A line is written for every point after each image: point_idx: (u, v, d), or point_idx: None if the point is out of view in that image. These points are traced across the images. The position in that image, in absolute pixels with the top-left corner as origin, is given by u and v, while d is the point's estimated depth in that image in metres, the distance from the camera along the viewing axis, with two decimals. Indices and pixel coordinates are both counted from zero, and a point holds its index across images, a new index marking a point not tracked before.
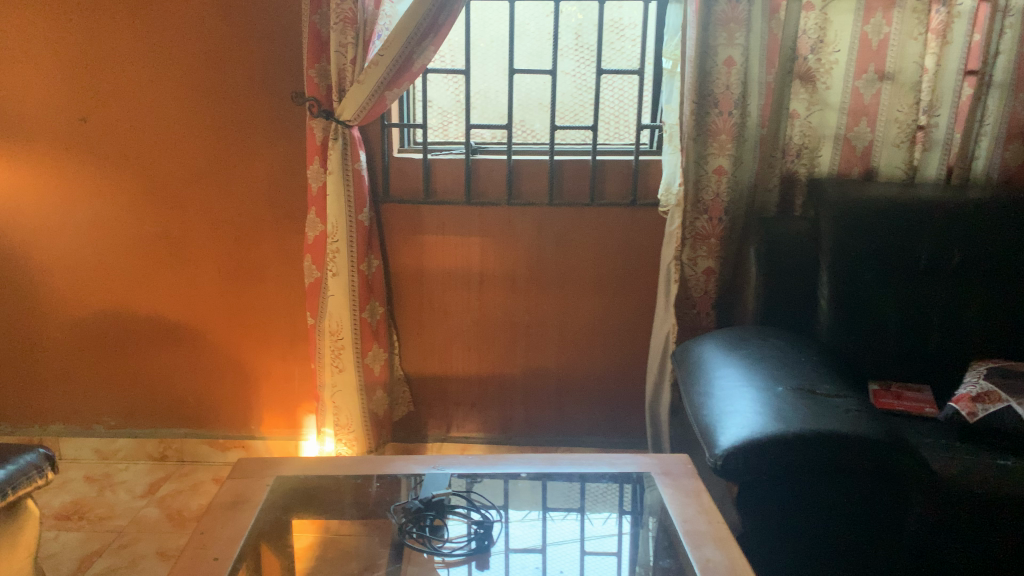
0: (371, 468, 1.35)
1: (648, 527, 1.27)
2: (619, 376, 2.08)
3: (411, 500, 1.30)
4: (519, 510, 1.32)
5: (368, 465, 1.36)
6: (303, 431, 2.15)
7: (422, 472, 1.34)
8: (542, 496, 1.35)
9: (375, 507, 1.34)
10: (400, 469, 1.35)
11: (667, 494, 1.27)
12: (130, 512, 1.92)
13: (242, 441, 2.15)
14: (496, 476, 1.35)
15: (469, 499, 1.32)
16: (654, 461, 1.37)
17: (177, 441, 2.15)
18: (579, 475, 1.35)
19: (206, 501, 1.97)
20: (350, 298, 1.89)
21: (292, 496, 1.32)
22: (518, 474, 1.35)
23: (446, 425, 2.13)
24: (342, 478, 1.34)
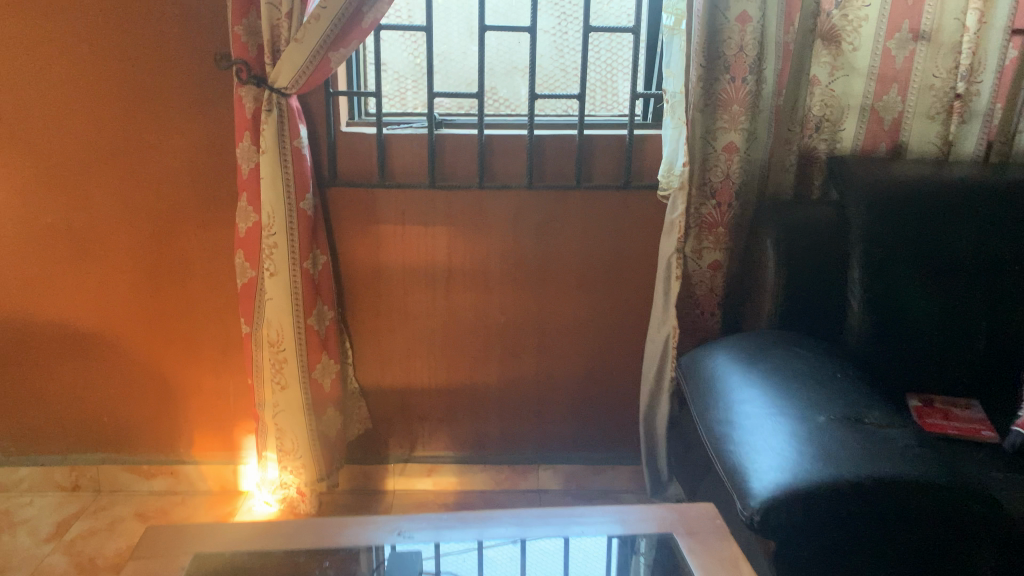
0: (320, 538, 1.05)
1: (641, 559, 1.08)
2: (609, 384, 1.81)
3: None
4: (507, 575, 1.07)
5: (317, 533, 1.07)
6: (241, 454, 1.84)
7: (383, 545, 1.06)
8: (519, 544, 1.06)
9: None
10: (357, 541, 1.05)
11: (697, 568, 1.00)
12: (31, 563, 1.59)
13: (170, 467, 1.83)
14: (469, 539, 1.06)
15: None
16: (675, 517, 1.10)
17: (93, 468, 1.82)
18: (578, 536, 1.07)
19: (126, 544, 1.65)
20: (292, 303, 1.59)
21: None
22: (495, 537, 1.06)
23: (410, 444, 1.84)
24: (279, 555, 1.04)
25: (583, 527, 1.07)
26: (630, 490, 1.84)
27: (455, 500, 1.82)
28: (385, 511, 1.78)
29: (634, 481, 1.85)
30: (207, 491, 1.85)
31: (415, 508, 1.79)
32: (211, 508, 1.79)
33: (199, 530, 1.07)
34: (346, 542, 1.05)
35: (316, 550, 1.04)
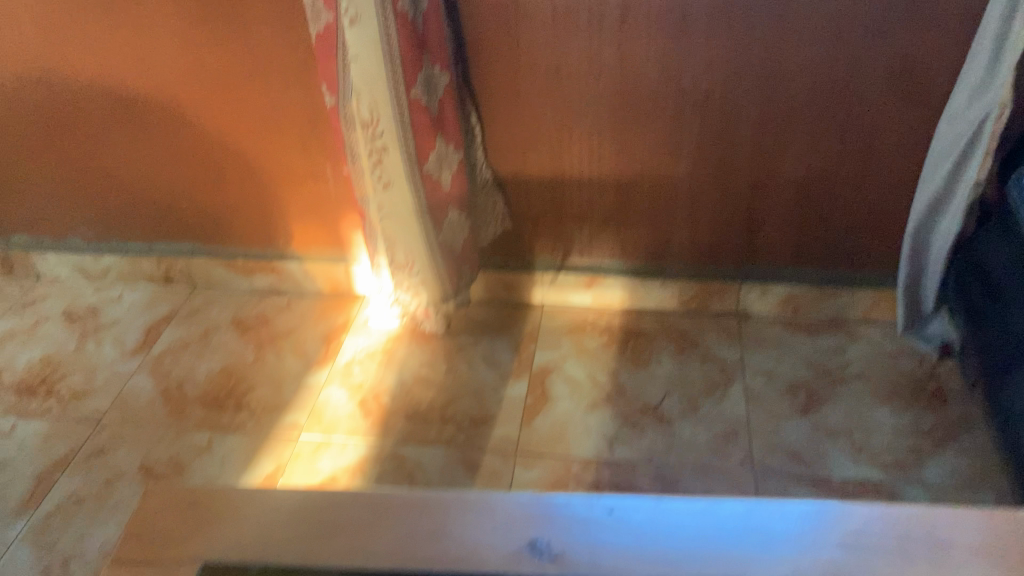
0: (422, 548, 0.64)
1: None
2: (862, 180, 1.21)
3: (442, 555, 0.64)
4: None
5: (422, 538, 0.65)
6: (351, 250, 1.44)
7: (456, 510, 0.67)
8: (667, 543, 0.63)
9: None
10: (433, 532, 0.65)
11: None
12: (113, 384, 1.33)
13: (269, 264, 1.48)
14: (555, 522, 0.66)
15: None
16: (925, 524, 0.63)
17: (182, 261, 1.51)
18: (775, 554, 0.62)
19: (219, 367, 1.36)
20: (387, 68, 1.05)
21: None
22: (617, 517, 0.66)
23: (563, 248, 1.38)
24: (323, 549, 0.65)
25: (779, 527, 0.63)
26: (871, 320, 1.35)
27: (623, 322, 1.39)
28: (530, 334, 1.39)
29: (877, 309, 1.33)
30: (316, 293, 1.49)
31: (572, 331, 1.38)
32: (318, 315, 1.45)
33: (222, 522, 0.67)
34: (461, 543, 0.64)
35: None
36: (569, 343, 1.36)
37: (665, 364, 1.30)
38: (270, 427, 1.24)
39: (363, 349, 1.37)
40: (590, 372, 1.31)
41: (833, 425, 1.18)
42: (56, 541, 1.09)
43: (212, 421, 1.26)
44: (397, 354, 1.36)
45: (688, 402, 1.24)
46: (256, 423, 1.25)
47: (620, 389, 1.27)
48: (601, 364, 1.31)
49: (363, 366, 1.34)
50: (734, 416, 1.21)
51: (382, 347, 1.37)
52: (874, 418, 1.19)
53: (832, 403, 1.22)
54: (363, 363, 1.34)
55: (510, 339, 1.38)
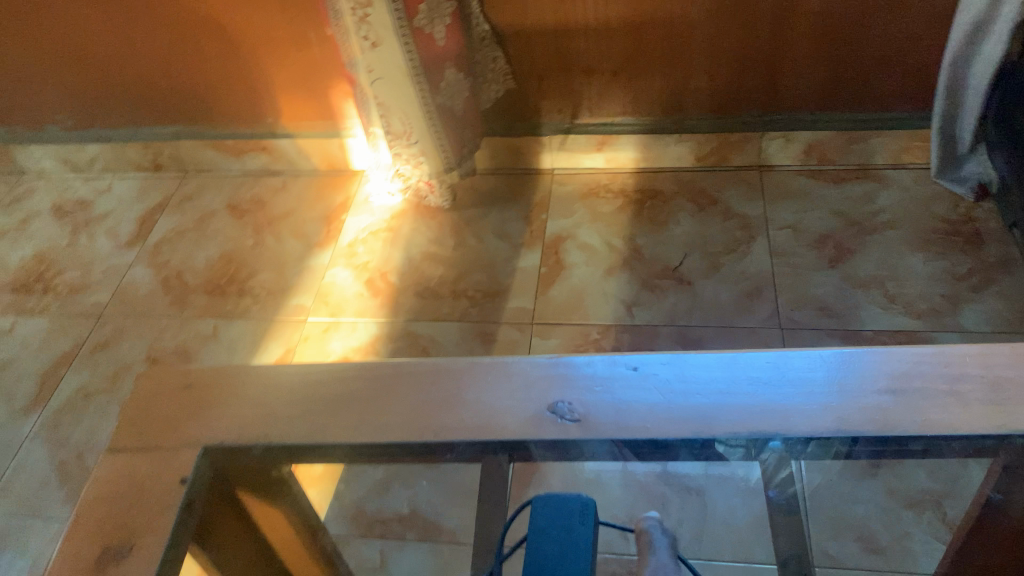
0: (434, 416, 0.60)
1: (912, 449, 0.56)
2: (902, 9, 1.08)
3: (456, 423, 0.59)
4: (731, 462, 0.60)
5: (434, 406, 0.60)
6: (345, 124, 1.35)
7: (470, 377, 0.62)
8: (698, 395, 0.58)
9: (408, 452, 0.60)
10: (447, 401, 0.61)
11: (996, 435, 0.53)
12: (111, 277, 1.29)
13: (260, 143, 1.40)
14: (577, 382, 0.61)
15: (563, 451, 0.59)
16: (977, 359, 0.57)
17: (169, 145, 1.43)
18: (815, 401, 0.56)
19: (218, 254, 1.30)
20: None
21: (229, 463, 0.61)
22: (644, 374, 0.60)
23: (571, 107, 1.29)
24: (327, 422, 0.60)
25: (818, 373, 0.58)
26: (902, 165, 1.26)
27: (638, 183, 1.32)
28: (540, 202, 1.31)
29: (910, 152, 1.25)
30: (313, 171, 1.42)
31: (585, 195, 1.31)
32: (316, 194, 1.38)
33: (221, 401, 0.62)
34: (477, 410, 0.60)
35: (420, 447, 0.59)
36: (583, 209, 1.29)
37: (684, 224, 1.24)
38: (276, 312, 1.20)
39: (366, 228, 1.31)
40: (606, 237, 1.24)
41: (864, 277, 1.12)
42: (69, 435, 1.07)
43: (216, 309, 1.22)
44: (401, 231, 1.29)
45: (710, 261, 1.18)
46: (261, 308, 1.21)
47: (638, 253, 1.21)
48: (616, 227, 1.25)
49: (368, 245, 1.28)
50: (759, 273, 1.15)
51: (385, 224, 1.31)
52: (907, 267, 1.13)
53: (862, 254, 1.15)
54: (367, 242, 1.28)
55: (519, 208, 1.31)
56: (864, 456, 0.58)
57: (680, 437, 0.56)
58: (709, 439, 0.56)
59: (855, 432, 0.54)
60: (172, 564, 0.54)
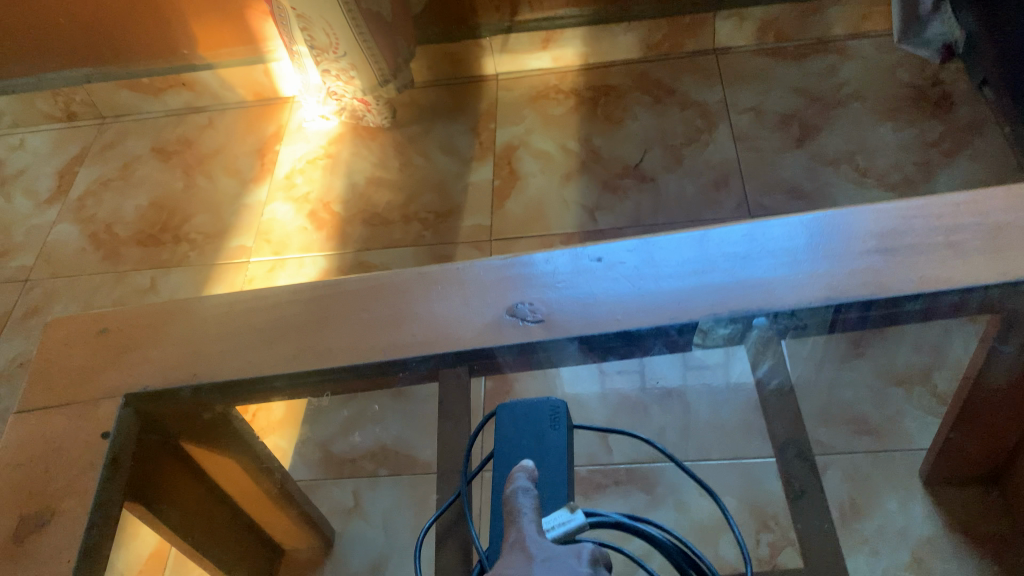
0: (380, 335, 0.53)
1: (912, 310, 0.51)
2: None
3: (405, 341, 0.53)
4: (709, 352, 0.56)
5: (379, 323, 0.54)
6: (268, 47, 1.25)
7: (415, 289, 0.56)
8: (667, 281, 0.52)
9: (355, 376, 0.54)
10: (391, 317, 0.54)
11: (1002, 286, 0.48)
12: (35, 238, 1.19)
13: (179, 79, 1.29)
14: (533, 281, 0.55)
15: (527, 355, 0.53)
16: (973, 206, 0.51)
17: (81, 92, 1.31)
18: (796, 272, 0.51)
19: (148, 202, 1.21)
20: None
21: (157, 409, 0.54)
22: (607, 264, 0.54)
23: (509, 5, 1.20)
24: (260, 354, 0.54)
25: (800, 242, 0.52)
26: (862, 34, 1.20)
27: (588, 81, 1.24)
28: (487, 111, 1.23)
29: (869, 19, 1.18)
30: (240, 104, 1.32)
31: (534, 99, 1.23)
32: (247, 127, 1.28)
33: (141, 344, 0.55)
34: (427, 324, 0.53)
35: (369, 369, 0.53)
36: (533, 113, 1.21)
37: (641, 119, 1.17)
38: (216, 256, 1.12)
39: (303, 157, 1.22)
40: (560, 141, 1.17)
41: (832, 154, 1.07)
42: (7, 409, 0.99)
43: (151, 260, 1.13)
44: (341, 156, 1.21)
45: (671, 155, 1.11)
46: (200, 254, 1.13)
47: (595, 154, 1.14)
48: (570, 129, 1.18)
49: (307, 175, 1.19)
50: (724, 161, 1.09)
51: (323, 151, 1.22)
52: (876, 138, 1.08)
53: (828, 130, 1.10)
54: (305, 172, 1.20)
55: (465, 119, 1.23)
56: (862, 325, 0.54)
57: (655, 326, 0.51)
58: (686, 324, 0.51)
59: (847, 298, 0.49)
60: (101, 528, 0.48)
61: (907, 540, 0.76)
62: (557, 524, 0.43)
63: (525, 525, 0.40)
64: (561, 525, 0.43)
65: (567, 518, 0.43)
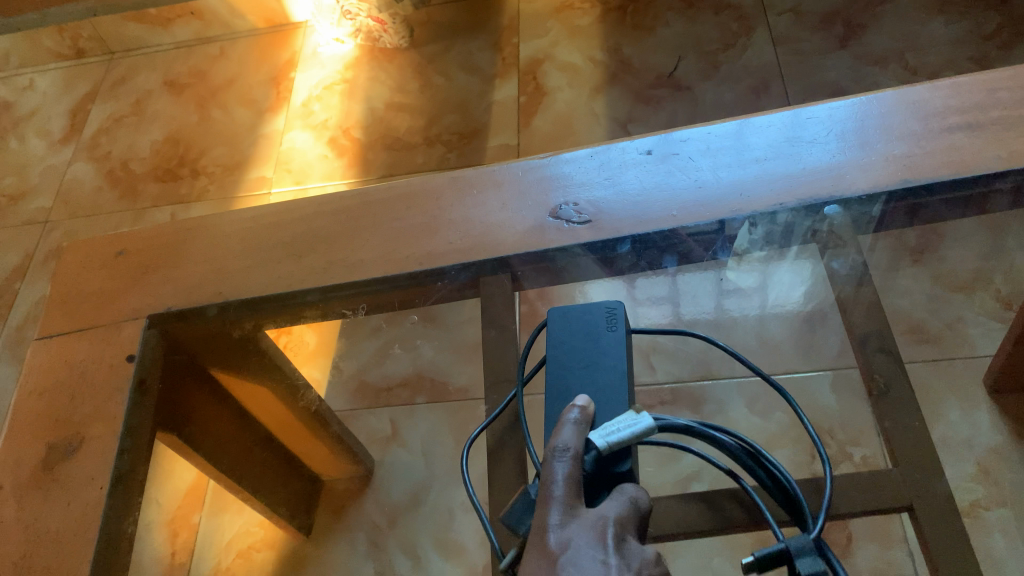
0: (414, 242, 0.50)
1: (995, 193, 0.47)
2: None
3: (444, 245, 0.49)
4: (743, 274, 0.54)
5: (412, 230, 0.50)
6: None
7: (450, 192, 0.52)
8: (728, 168, 0.48)
9: (389, 288, 0.50)
10: (425, 223, 0.51)
11: None
12: (51, 179, 1.16)
13: (187, 7, 1.23)
14: (576, 176, 0.50)
15: (573, 257, 0.49)
16: None
17: (87, 25, 1.27)
18: (871, 150, 0.46)
19: (163, 136, 1.17)
20: None
21: (182, 331, 0.51)
22: (657, 154, 0.50)
23: None
24: (287, 267, 0.50)
25: (875, 119, 0.47)
26: None
27: None
28: (509, 25, 1.17)
29: None
30: (251, 32, 1.26)
31: (559, 10, 1.16)
32: (260, 56, 1.23)
33: (162, 263, 0.52)
34: (464, 228, 0.50)
35: (405, 280, 0.49)
36: (558, 26, 1.15)
37: (672, 25, 1.10)
38: (235, 189, 1.09)
39: (319, 83, 1.17)
40: (587, 53, 1.11)
41: (879, 52, 1.00)
42: None
43: (170, 195, 1.10)
44: (359, 80, 1.16)
45: (706, 61, 1.05)
46: (219, 188, 1.09)
47: (625, 64, 1.08)
48: (597, 40, 1.11)
49: (324, 101, 1.15)
50: (764, 66, 1.03)
51: (340, 76, 1.17)
52: (927, 32, 1.00)
53: (875, 27, 1.03)
54: (322, 99, 1.15)
55: (486, 35, 1.17)
56: (938, 213, 0.49)
57: (712, 221, 0.47)
58: (749, 217, 0.46)
59: (926, 180, 0.45)
60: (131, 454, 0.46)
61: (972, 448, 0.72)
62: (620, 428, 0.41)
63: (551, 502, 0.38)
64: (624, 429, 0.41)
65: (631, 421, 0.41)
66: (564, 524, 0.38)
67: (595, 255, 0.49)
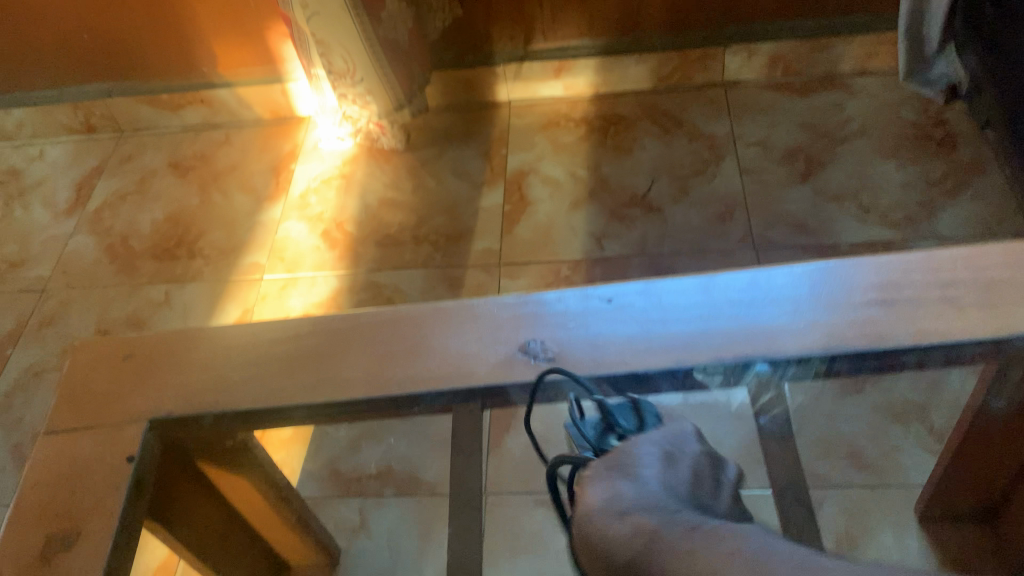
0: (396, 367, 0.55)
1: (908, 364, 0.53)
2: None
3: (424, 374, 0.55)
4: (710, 376, 0.54)
5: (395, 356, 0.56)
6: (287, 68, 1.27)
7: (439, 324, 0.57)
8: (684, 325, 0.54)
9: (371, 407, 0.55)
10: (414, 350, 0.56)
11: (990, 336, 0.50)
12: (51, 248, 1.22)
13: (198, 96, 1.32)
14: (548, 318, 0.57)
15: (538, 392, 0.55)
16: (968, 259, 0.54)
17: (101, 105, 1.34)
18: (813, 326, 0.52)
19: (164, 216, 1.23)
20: None
21: (178, 432, 0.56)
22: (628, 301, 0.56)
23: (523, 35, 1.23)
24: (280, 385, 0.55)
25: (808, 292, 0.54)
26: (869, 72, 1.23)
27: (598, 110, 1.27)
28: (499, 136, 1.26)
29: (877, 59, 1.21)
30: (257, 122, 1.35)
31: (545, 126, 1.26)
32: (263, 145, 1.31)
33: (166, 370, 0.57)
34: (442, 358, 0.55)
35: (386, 402, 0.55)
36: (543, 140, 1.24)
37: (649, 149, 1.19)
38: (229, 273, 1.14)
39: (317, 176, 1.24)
40: (570, 168, 1.19)
41: (835, 189, 1.09)
42: (19, 419, 1.01)
43: (166, 273, 1.16)
44: (355, 176, 1.24)
45: (678, 185, 1.14)
46: (214, 269, 1.15)
47: (603, 182, 1.16)
48: (579, 157, 1.20)
49: (321, 194, 1.22)
50: (730, 194, 1.11)
51: (337, 171, 1.25)
52: (880, 175, 1.10)
53: (833, 166, 1.12)
54: (319, 191, 1.22)
55: (477, 144, 1.26)
56: (860, 374, 0.55)
57: (660, 369, 0.53)
58: (692, 368, 0.53)
59: (845, 348, 0.51)
60: (123, 550, 0.50)
61: None
62: None
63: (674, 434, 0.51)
64: None
65: None
66: (689, 444, 0.49)
67: (558, 392, 0.54)
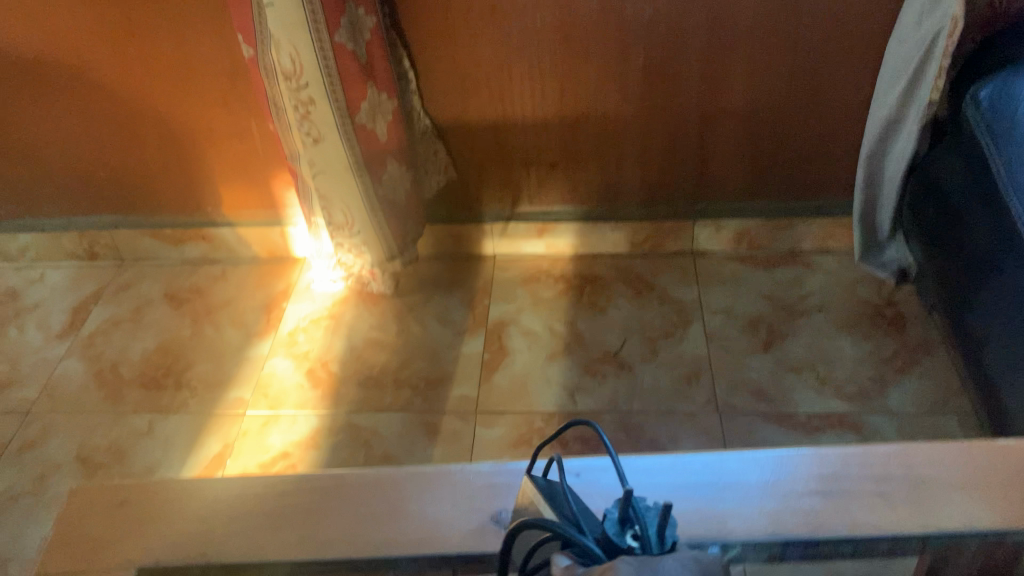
0: (374, 530, 0.59)
1: (844, 554, 0.58)
2: (811, 106, 1.17)
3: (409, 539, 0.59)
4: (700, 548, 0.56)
5: (374, 519, 0.60)
6: (288, 213, 1.36)
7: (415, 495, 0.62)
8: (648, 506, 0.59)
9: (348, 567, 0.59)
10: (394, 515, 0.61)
11: (917, 532, 0.55)
12: (41, 371, 1.25)
13: (200, 232, 1.39)
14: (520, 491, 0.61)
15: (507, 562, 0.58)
16: (899, 458, 0.60)
17: (106, 235, 1.41)
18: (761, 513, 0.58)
19: (155, 345, 1.28)
20: (308, 19, 0.96)
21: None
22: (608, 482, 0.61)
23: (511, 197, 1.33)
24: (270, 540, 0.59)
25: (758, 480, 0.59)
26: (827, 250, 1.34)
27: (577, 268, 1.36)
28: (483, 288, 1.34)
29: (834, 239, 1.32)
30: (254, 259, 1.42)
31: (526, 281, 1.34)
32: (257, 282, 1.38)
33: (157, 519, 0.61)
34: (419, 523, 0.60)
35: (362, 564, 0.58)
36: (524, 294, 1.32)
37: (622, 309, 1.27)
38: (213, 406, 1.18)
39: (307, 316, 1.31)
40: (548, 322, 1.26)
41: (794, 360, 1.16)
42: None
43: (151, 403, 1.19)
44: (344, 317, 1.30)
45: (648, 346, 1.21)
46: (199, 401, 1.19)
47: (579, 338, 1.23)
48: (557, 313, 1.28)
49: (309, 333, 1.27)
50: (697, 357, 1.18)
51: (327, 312, 1.31)
52: (836, 348, 1.17)
53: (793, 337, 1.20)
54: (308, 330, 1.28)
55: (462, 293, 1.33)
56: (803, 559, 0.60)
57: None
58: None
59: (789, 536, 0.56)
60: None
61: None
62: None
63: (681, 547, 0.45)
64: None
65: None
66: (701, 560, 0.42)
67: None
